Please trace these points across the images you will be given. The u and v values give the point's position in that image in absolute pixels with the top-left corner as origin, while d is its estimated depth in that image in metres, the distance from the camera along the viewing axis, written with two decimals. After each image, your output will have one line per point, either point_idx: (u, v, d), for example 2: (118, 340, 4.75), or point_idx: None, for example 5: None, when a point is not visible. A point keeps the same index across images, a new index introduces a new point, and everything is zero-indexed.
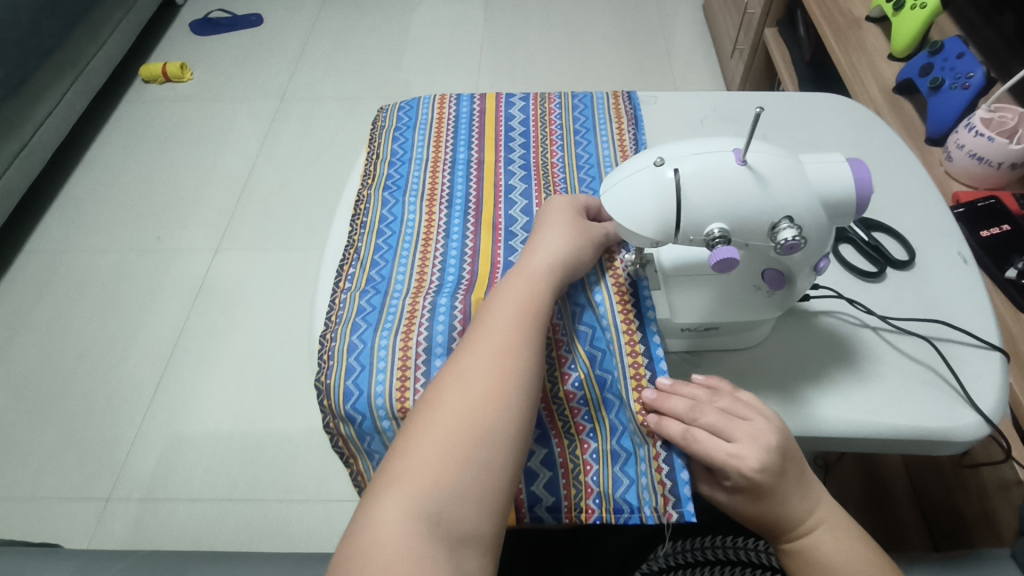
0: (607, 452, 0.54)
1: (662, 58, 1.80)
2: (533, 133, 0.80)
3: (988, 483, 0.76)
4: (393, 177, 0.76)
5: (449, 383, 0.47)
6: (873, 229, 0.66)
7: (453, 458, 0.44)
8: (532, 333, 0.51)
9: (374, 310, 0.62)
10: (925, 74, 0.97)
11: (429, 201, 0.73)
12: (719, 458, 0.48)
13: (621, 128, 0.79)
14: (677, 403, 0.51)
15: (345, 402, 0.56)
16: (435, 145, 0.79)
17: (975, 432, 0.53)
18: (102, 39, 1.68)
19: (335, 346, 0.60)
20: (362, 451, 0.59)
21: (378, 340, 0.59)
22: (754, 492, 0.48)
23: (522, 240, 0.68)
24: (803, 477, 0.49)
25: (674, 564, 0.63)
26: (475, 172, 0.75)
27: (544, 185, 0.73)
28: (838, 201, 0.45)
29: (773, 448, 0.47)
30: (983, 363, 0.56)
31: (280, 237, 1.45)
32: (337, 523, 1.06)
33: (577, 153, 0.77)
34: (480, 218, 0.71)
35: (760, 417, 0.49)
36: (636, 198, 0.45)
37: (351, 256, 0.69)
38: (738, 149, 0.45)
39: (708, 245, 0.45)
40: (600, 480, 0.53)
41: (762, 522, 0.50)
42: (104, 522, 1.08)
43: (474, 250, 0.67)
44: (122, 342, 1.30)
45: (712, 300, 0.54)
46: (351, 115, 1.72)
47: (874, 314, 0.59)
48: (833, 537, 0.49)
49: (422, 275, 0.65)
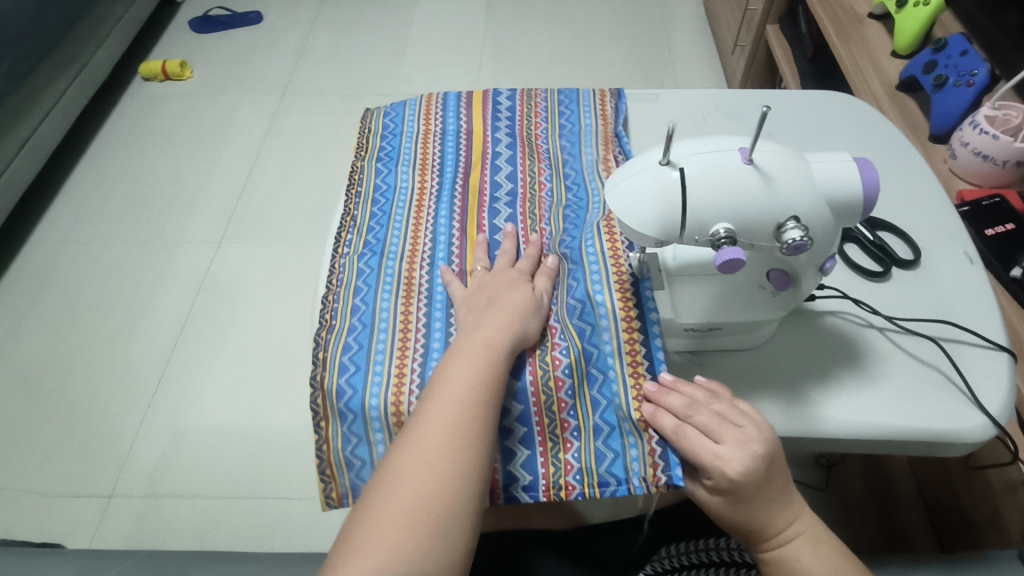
0: (589, 428, 0.54)
1: (663, 53, 1.79)
2: (520, 105, 0.82)
3: (995, 486, 0.78)
4: (385, 149, 0.80)
5: (386, 478, 0.45)
6: (878, 228, 0.65)
7: (438, 481, 0.45)
8: (482, 415, 0.48)
9: (373, 272, 0.66)
10: (929, 72, 0.96)
11: (421, 170, 0.76)
12: (704, 457, 0.48)
13: (603, 102, 0.82)
14: (674, 399, 0.51)
15: (343, 353, 0.59)
16: (425, 119, 0.82)
17: (963, 435, 0.52)
18: (103, 34, 1.67)
19: (337, 307, 0.64)
20: (335, 413, 0.58)
21: (380, 301, 0.63)
22: (733, 496, 0.48)
23: (507, 204, 0.72)
24: (786, 489, 0.49)
25: (678, 565, 0.59)
26: (464, 142, 0.78)
27: (528, 153, 0.76)
28: (844, 201, 0.45)
29: (759, 456, 0.47)
30: (989, 365, 0.56)
31: (281, 234, 1.45)
32: (339, 521, 1.06)
33: (560, 123, 0.80)
34: (468, 183, 0.74)
35: (752, 424, 0.48)
36: (641, 197, 0.45)
37: (347, 223, 0.73)
38: (744, 148, 0.44)
39: (714, 245, 0.45)
40: (580, 456, 0.53)
41: (739, 527, 0.49)
42: (106, 519, 1.08)
43: (462, 207, 0.72)
44: (123, 339, 1.29)
45: (712, 300, 0.53)
46: (352, 111, 1.71)
47: (880, 315, 0.59)
48: (813, 550, 0.49)
49: (417, 237, 0.69)
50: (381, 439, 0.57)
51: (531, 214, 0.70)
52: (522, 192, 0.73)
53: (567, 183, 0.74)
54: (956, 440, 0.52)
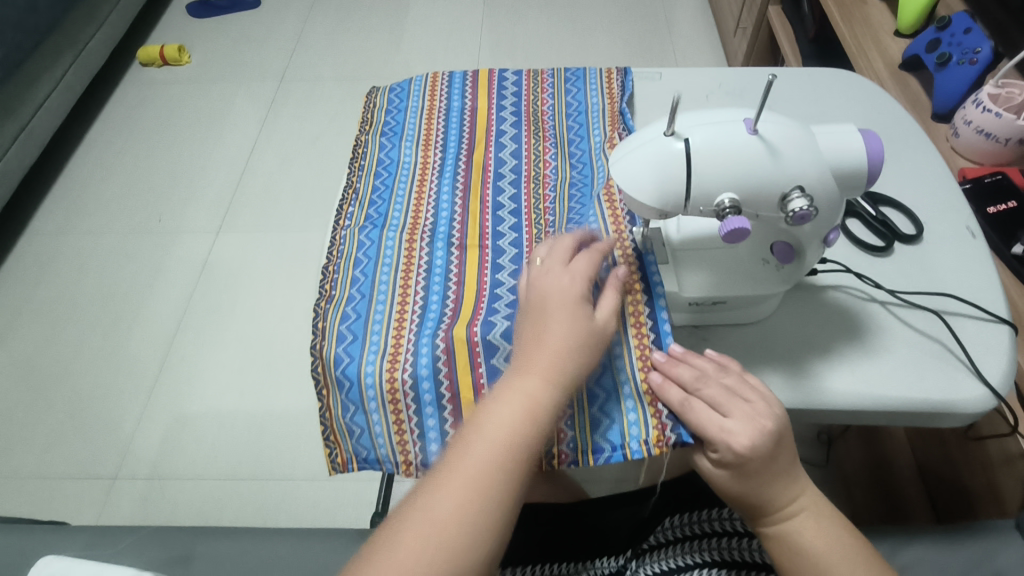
0: (583, 394, 0.53)
1: (664, 35, 1.78)
2: (525, 85, 0.83)
3: (993, 458, 0.75)
4: (390, 124, 0.81)
5: (405, 525, 0.44)
6: (881, 203, 0.66)
7: (464, 523, 0.44)
8: (485, 507, 0.44)
9: (373, 245, 0.66)
10: (931, 51, 0.96)
11: (424, 145, 0.77)
12: (711, 431, 0.48)
13: (610, 80, 0.82)
14: (683, 371, 0.51)
15: (341, 322, 0.60)
16: (430, 94, 0.83)
17: (964, 404, 0.52)
18: (100, 19, 1.66)
19: (337, 278, 0.64)
20: (333, 380, 0.58)
21: (379, 275, 0.63)
22: (739, 470, 0.48)
23: (510, 181, 0.72)
24: (792, 464, 0.49)
25: (679, 536, 0.60)
26: (468, 118, 0.80)
27: (533, 130, 0.77)
28: (849, 172, 0.45)
29: (767, 431, 0.47)
30: (991, 335, 0.56)
31: (281, 219, 1.45)
32: (342, 502, 1.07)
33: (567, 101, 0.81)
34: (472, 158, 0.75)
35: (761, 400, 0.49)
36: (646, 168, 0.45)
37: (350, 196, 0.74)
38: (748, 119, 0.44)
39: (719, 215, 0.45)
40: (574, 425, 0.53)
41: (743, 500, 0.50)
42: (110, 501, 1.09)
43: (465, 184, 0.72)
44: (124, 324, 1.29)
45: (715, 275, 0.54)
46: (351, 96, 1.71)
47: (882, 289, 0.59)
48: (814, 524, 0.49)
49: (419, 213, 0.70)
50: (379, 426, 0.58)
51: (536, 195, 0.70)
52: (526, 171, 0.73)
53: (572, 161, 0.74)
54: (956, 414, 0.53)
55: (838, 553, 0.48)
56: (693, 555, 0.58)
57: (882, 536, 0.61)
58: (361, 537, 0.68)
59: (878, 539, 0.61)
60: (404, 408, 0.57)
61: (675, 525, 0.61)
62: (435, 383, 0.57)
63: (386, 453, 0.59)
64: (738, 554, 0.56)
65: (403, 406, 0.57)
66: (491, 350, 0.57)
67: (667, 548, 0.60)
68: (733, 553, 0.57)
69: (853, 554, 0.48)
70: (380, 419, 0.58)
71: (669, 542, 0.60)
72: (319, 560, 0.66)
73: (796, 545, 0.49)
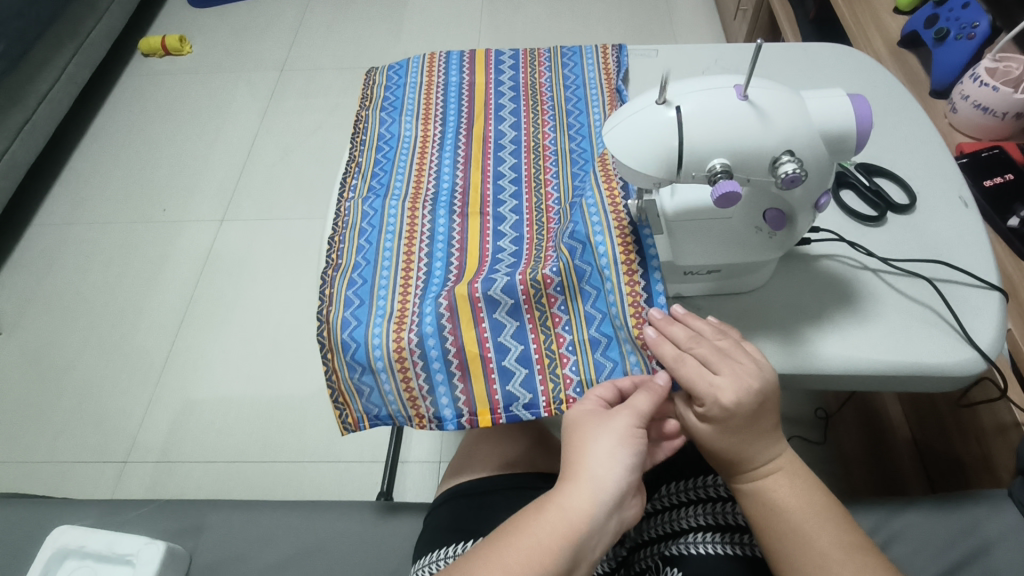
0: (585, 342, 0.59)
1: (664, 19, 1.78)
2: (522, 61, 0.87)
3: (986, 426, 0.75)
4: (389, 99, 0.85)
5: None
6: (874, 174, 0.66)
7: None
8: None
9: (376, 215, 0.72)
10: (930, 26, 0.96)
11: (424, 120, 0.82)
12: (700, 386, 0.50)
13: (606, 55, 0.84)
14: (678, 331, 0.53)
15: (348, 287, 0.65)
16: (428, 71, 0.87)
17: (949, 368, 0.53)
18: (101, 10, 1.67)
19: (344, 247, 0.70)
20: (337, 343, 0.62)
21: (384, 243, 0.69)
22: (722, 425, 0.50)
23: (510, 151, 0.77)
24: (773, 429, 0.51)
25: (674, 502, 0.61)
26: (466, 93, 0.84)
27: (532, 104, 0.82)
28: (838, 135, 0.46)
29: (753, 390, 0.49)
30: (981, 302, 0.57)
31: (284, 206, 1.46)
32: (346, 481, 1.09)
33: (564, 74, 0.85)
34: (472, 132, 0.80)
35: (750, 361, 0.50)
36: (639, 135, 0.45)
37: (353, 169, 0.78)
38: (739, 85, 0.45)
39: (711, 180, 0.46)
40: (578, 369, 0.59)
41: (723, 458, 0.51)
42: (121, 484, 1.11)
43: (465, 157, 0.77)
44: (132, 311, 1.31)
45: (711, 244, 0.54)
46: (351, 84, 1.71)
47: (874, 257, 0.60)
48: (791, 483, 0.51)
49: (420, 184, 0.75)
50: (389, 388, 0.62)
51: (535, 165, 0.75)
52: (524, 140, 0.78)
53: (571, 133, 0.78)
54: (937, 375, 0.54)
55: (813, 509, 0.49)
56: (683, 520, 0.59)
57: (874, 505, 0.62)
58: (368, 509, 0.69)
59: (872, 507, 0.62)
60: (411, 368, 0.61)
61: (672, 493, 0.62)
62: (440, 339, 0.60)
63: (396, 408, 0.63)
64: (730, 519, 0.57)
65: (411, 369, 0.61)
66: (491, 304, 0.61)
67: (667, 513, 0.60)
68: (725, 517, 0.57)
69: (827, 513, 0.49)
70: (389, 381, 0.61)
71: (663, 509, 0.61)
72: (324, 532, 0.67)
73: (770, 501, 0.50)
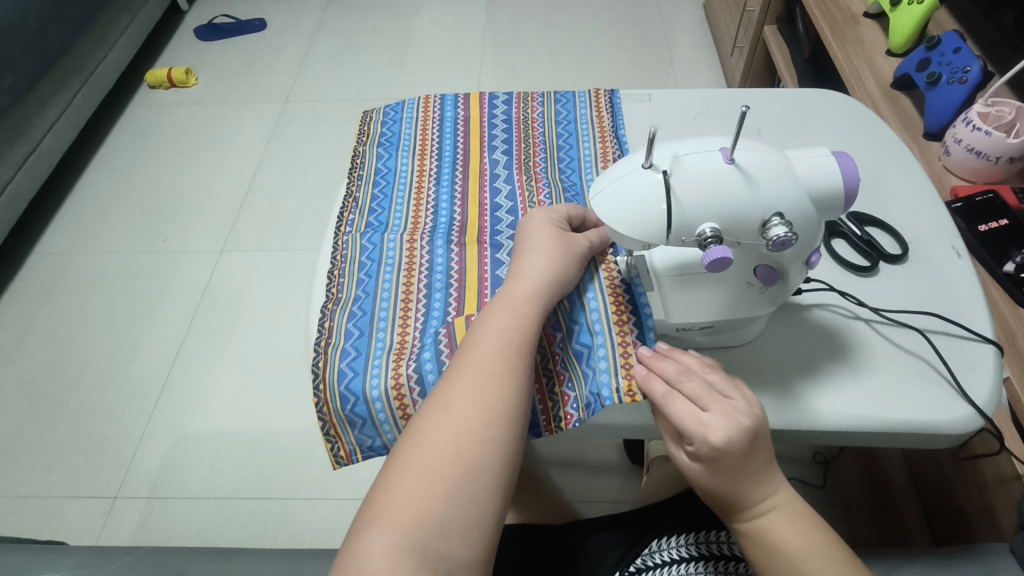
0: (571, 355, 0.58)
1: (663, 55, 1.80)
2: (516, 98, 0.88)
3: (987, 476, 0.74)
4: (386, 135, 0.86)
5: (445, 394, 0.49)
6: (865, 223, 0.66)
7: (488, 377, 0.49)
8: (501, 363, 0.50)
9: (375, 250, 0.71)
10: (923, 70, 0.96)
11: (420, 155, 0.82)
12: (689, 423, 0.48)
13: (597, 94, 0.85)
14: (666, 365, 0.52)
15: (349, 320, 0.65)
16: (424, 108, 0.88)
17: (946, 426, 0.52)
18: (109, 44, 1.69)
19: (344, 282, 0.69)
20: (333, 373, 0.61)
21: (383, 278, 0.68)
22: (712, 464, 0.49)
23: (505, 182, 0.78)
24: (769, 465, 0.49)
25: (671, 558, 0.61)
26: (461, 128, 0.84)
27: (525, 138, 0.82)
28: (826, 194, 0.46)
29: (743, 428, 0.47)
30: (976, 355, 0.56)
31: (285, 237, 1.47)
32: (338, 520, 1.07)
33: (556, 108, 0.86)
34: (468, 167, 0.80)
35: (740, 398, 0.49)
36: (627, 201, 0.45)
37: (350, 204, 0.78)
38: (725, 148, 0.45)
39: (701, 245, 0.45)
40: (574, 385, 0.57)
41: (718, 495, 0.50)
42: (110, 522, 1.09)
43: (463, 192, 0.77)
44: (128, 343, 1.31)
45: (703, 298, 0.53)
46: (352, 116, 1.73)
47: (865, 306, 0.60)
48: (787, 522, 0.49)
49: (418, 217, 0.75)
50: (390, 432, 0.61)
51: (529, 194, 0.76)
52: (519, 170, 0.79)
53: (562, 166, 0.79)
54: (934, 432, 0.53)
55: (809, 555, 0.48)
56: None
57: (875, 559, 0.61)
58: None
59: (872, 562, 0.61)
60: (409, 402, 0.59)
61: (662, 549, 0.62)
62: (438, 364, 0.60)
63: (391, 438, 0.61)
64: None
65: (409, 403, 0.59)
66: None
67: (658, 571, 0.60)
68: None
69: (831, 561, 0.48)
70: (387, 416, 0.60)
71: (661, 564, 0.61)
72: None
73: (769, 542, 0.49)
